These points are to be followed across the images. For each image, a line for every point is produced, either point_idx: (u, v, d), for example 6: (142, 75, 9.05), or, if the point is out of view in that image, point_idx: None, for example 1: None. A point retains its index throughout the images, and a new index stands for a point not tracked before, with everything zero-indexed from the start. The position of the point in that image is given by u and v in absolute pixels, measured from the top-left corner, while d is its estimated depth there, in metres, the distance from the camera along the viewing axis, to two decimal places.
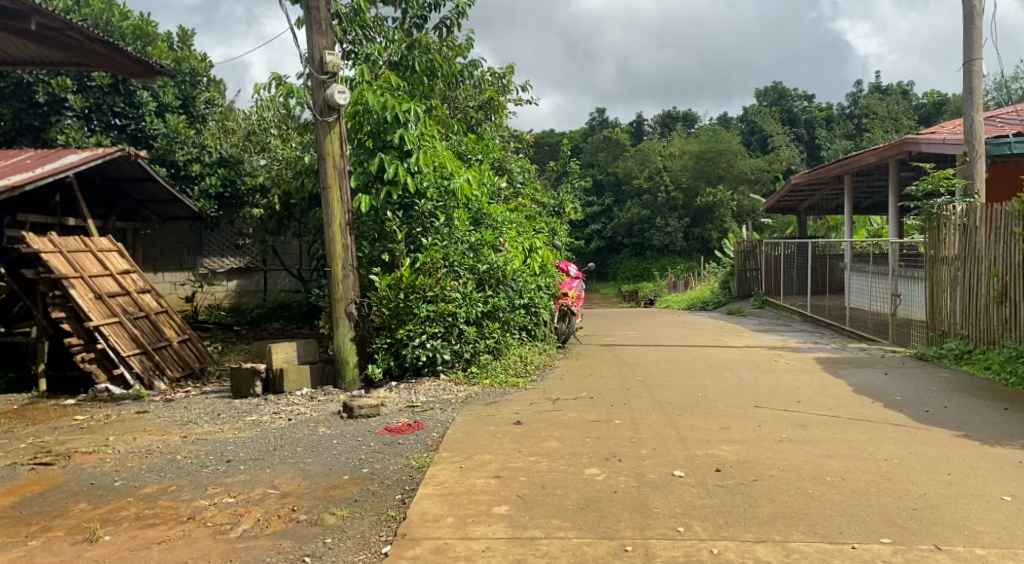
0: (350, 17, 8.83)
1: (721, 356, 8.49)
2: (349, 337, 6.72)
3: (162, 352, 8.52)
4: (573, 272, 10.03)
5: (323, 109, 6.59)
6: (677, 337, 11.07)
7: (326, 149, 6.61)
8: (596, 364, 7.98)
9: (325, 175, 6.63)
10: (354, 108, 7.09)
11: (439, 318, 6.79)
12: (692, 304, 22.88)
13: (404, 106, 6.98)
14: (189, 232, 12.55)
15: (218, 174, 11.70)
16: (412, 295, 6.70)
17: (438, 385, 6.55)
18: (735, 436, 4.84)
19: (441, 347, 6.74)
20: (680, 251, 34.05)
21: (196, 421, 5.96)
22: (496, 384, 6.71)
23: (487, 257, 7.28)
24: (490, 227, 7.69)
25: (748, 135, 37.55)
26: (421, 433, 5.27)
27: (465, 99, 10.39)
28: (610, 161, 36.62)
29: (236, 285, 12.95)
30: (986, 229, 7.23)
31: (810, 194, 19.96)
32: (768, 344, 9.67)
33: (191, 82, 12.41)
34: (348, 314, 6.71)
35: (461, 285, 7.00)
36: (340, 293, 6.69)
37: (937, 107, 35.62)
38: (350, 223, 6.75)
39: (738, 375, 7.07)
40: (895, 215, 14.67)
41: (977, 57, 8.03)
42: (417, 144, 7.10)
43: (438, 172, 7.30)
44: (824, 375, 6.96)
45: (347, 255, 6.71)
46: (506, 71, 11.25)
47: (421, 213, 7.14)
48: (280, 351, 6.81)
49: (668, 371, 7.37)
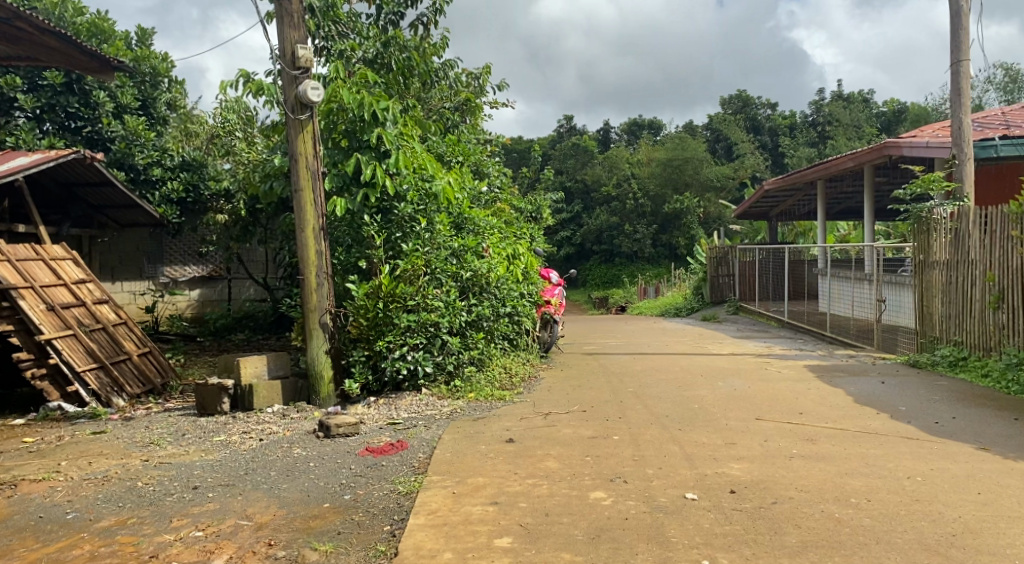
0: (323, 11, 8.34)
1: (709, 365, 8.24)
2: (324, 349, 6.30)
3: (120, 367, 7.99)
4: (555, 278, 9.69)
5: (296, 106, 6.19)
6: (659, 345, 10.80)
7: (298, 149, 6.21)
8: (583, 375, 7.68)
9: (297, 177, 6.23)
10: (328, 106, 6.67)
11: (421, 328, 6.42)
12: (664, 310, 22.73)
13: (382, 104, 6.57)
14: (149, 239, 11.96)
15: (181, 178, 11.17)
16: (392, 304, 6.31)
17: (420, 401, 6.21)
18: (743, 453, 4.55)
19: (423, 359, 6.39)
20: (649, 258, 34.05)
21: (158, 442, 5.49)
22: (481, 398, 6.41)
23: (471, 263, 6.96)
24: (471, 231, 7.40)
25: (714, 142, 37.73)
26: (405, 454, 4.88)
27: (441, 100, 10.08)
28: (579, 168, 36.47)
29: (199, 295, 12.29)
30: (980, 233, 7.08)
31: (781, 201, 19.98)
32: (753, 352, 9.46)
33: (152, 82, 11.82)
34: (322, 325, 6.30)
35: (443, 293, 6.63)
36: (314, 304, 6.27)
37: (897, 115, 36.23)
38: (324, 228, 6.34)
39: (732, 385, 6.79)
40: (871, 222, 14.62)
41: (965, 57, 7.88)
42: (395, 144, 6.70)
43: (418, 174, 6.95)
44: (820, 384, 6.73)
45: (320, 261, 6.30)
46: (482, 72, 10.93)
47: (402, 217, 6.76)
48: (250, 364, 6.32)
49: (659, 382, 7.08)
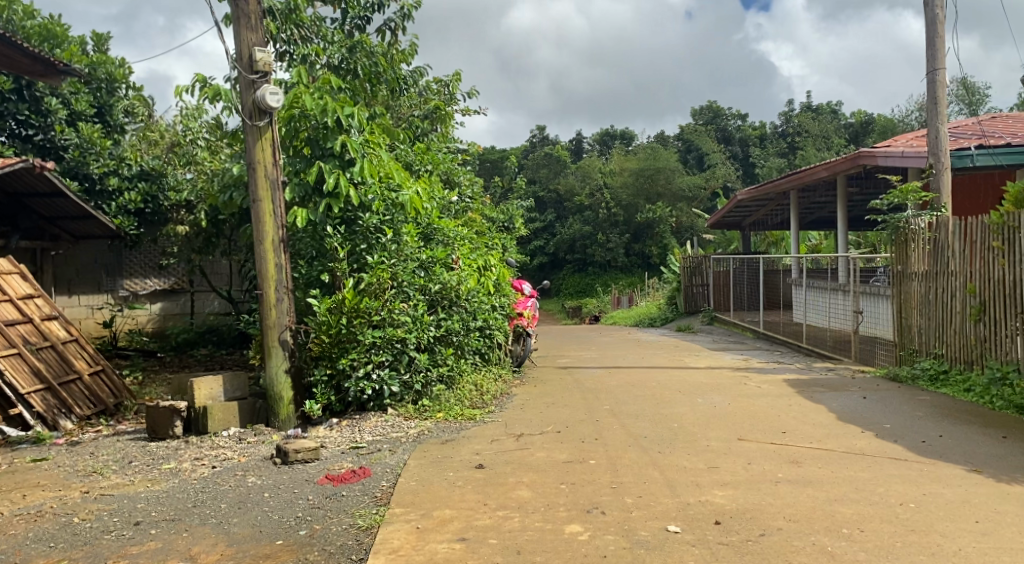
0: (284, 14, 8.00)
1: (686, 379, 8.03)
2: (283, 369, 5.95)
3: (69, 387, 7.57)
4: (528, 290, 9.44)
5: (253, 111, 5.87)
6: (635, 357, 10.57)
7: (256, 157, 5.88)
8: (557, 391, 7.42)
9: (254, 187, 5.89)
10: (289, 112, 6.34)
11: (388, 345, 6.11)
12: (639, 320, 22.56)
13: (346, 110, 6.26)
14: (108, 251, 11.47)
15: (138, 188, 10.68)
16: (356, 320, 6.00)
17: (386, 422, 5.91)
18: (726, 478, 4.31)
19: (389, 378, 6.07)
20: (622, 268, 33.98)
21: (102, 471, 5.10)
22: (451, 418, 6.12)
23: (440, 276, 6.67)
24: (440, 242, 7.12)
25: (685, 152, 37.82)
26: (368, 482, 4.56)
27: (410, 108, 9.81)
28: (552, 178, 36.28)
29: (160, 308, 11.82)
30: (960, 244, 6.96)
31: (753, 211, 19.98)
32: (730, 365, 9.28)
33: (108, 89, 11.37)
34: (282, 343, 5.95)
35: (410, 307, 6.33)
36: (273, 320, 5.93)
37: (865, 126, 36.66)
38: (283, 241, 6.01)
39: (711, 402, 6.57)
40: (844, 231, 14.59)
41: (941, 66, 7.79)
42: (361, 152, 6.36)
43: (384, 183, 6.64)
44: (800, 400, 6.54)
45: (280, 275, 5.96)
46: (452, 79, 10.68)
47: (366, 228, 6.45)
48: (204, 386, 5.95)
49: (635, 399, 6.83)
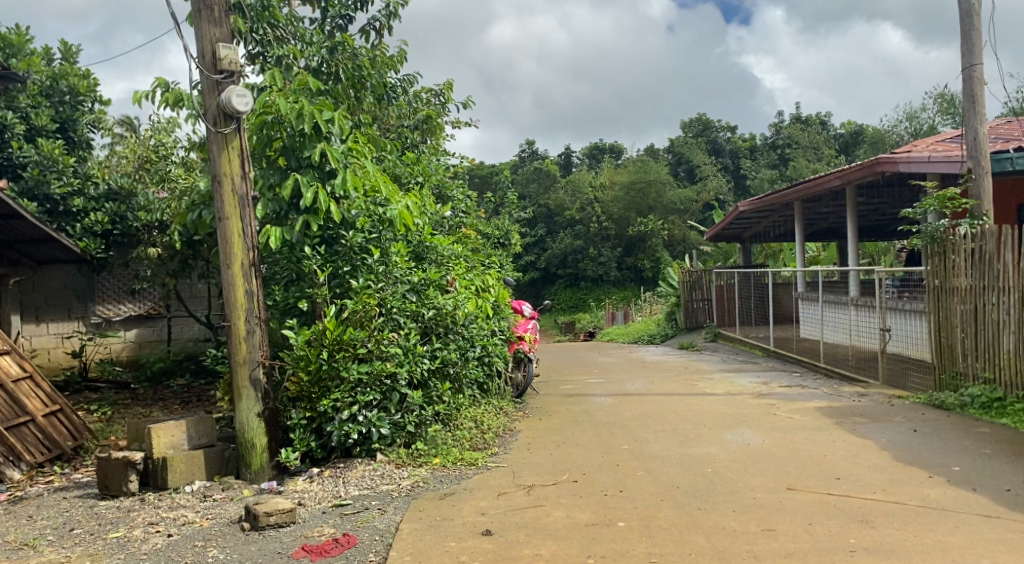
0: (257, 10, 7.30)
1: (707, 408, 7.31)
2: (255, 413, 5.16)
3: (21, 430, 6.74)
4: (528, 311, 8.68)
5: (218, 117, 5.12)
6: (644, 382, 9.83)
7: (221, 169, 5.13)
8: (567, 426, 6.68)
9: (220, 203, 5.13)
10: (260, 117, 5.52)
11: (376, 382, 5.32)
12: (637, 337, 21.79)
13: (326, 114, 5.47)
14: (77, 275, 10.58)
15: (105, 208, 9.96)
16: (340, 354, 5.22)
17: (374, 472, 5.12)
18: (788, 545, 3.57)
19: (377, 420, 5.29)
20: (613, 281, 33.40)
21: (39, 542, 4.29)
22: (448, 465, 5.34)
23: (434, 300, 5.93)
24: (433, 262, 6.45)
25: (676, 165, 37.23)
26: (353, 557, 3.78)
27: (399, 118, 9.09)
28: (542, 193, 35.60)
29: (135, 335, 10.95)
30: (1012, 255, 6.33)
31: (755, 223, 19.35)
32: (749, 389, 8.58)
33: (71, 102, 10.38)
34: (254, 382, 5.16)
35: (401, 337, 5.57)
36: (243, 356, 5.14)
37: (855, 136, 36.35)
38: (255, 264, 5.24)
39: (744, 439, 5.82)
40: (855, 242, 13.95)
41: (978, 61, 7.13)
42: (343, 162, 5.59)
43: (370, 198, 5.90)
44: (843, 434, 5.82)
45: (251, 303, 5.19)
46: (443, 87, 9.96)
47: (350, 247, 5.71)
48: (164, 433, 5.13)
49: (657, 435, 6.11)
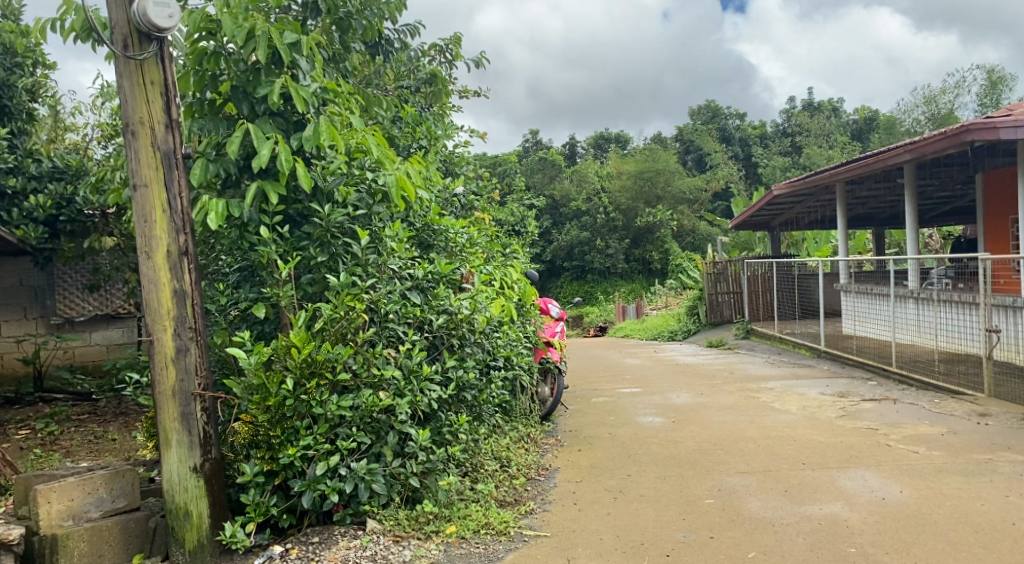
0: None
1: (792, 435, 5.71)
2: (190, 468, 3.58)
3: None
4: (555, 311, 7.04)
5: (129, 39, 3.53)
6: (691, 393, 8.22)
7: (133, 113, 3.54)
8: (620, 465, 5.10)
9: (136, 163, 3.54)
10: (196, 46, 3.92)
11: (365, 420, 3.76)
12: (655, 334, 20.07)
13: (292, 36, 3.87)
14: (33, 269, 8.79)
15: (49, 190, 8.24)
16: (311, 382, 3.64)
17: (362, 553, 3.54)
18: None
19: (367, 474, 3.70)
20: (621, 274, 31.79)
21: None
22: (468, 537, 3.77)
23: (445, 301, 4.33)
24: (443, 254, 4.95)
25: (684, 154, 35.56)
26: None
27: (396, 78, 7.47)
28: (546, 183, 33.54)
29: (100, 338, 9.26)
30: None
31: (786, 209, 17.69)
32: (830, 404, 7.00)
33: (7, 64, 8.51)
34: (186, 423, 3.58)
35: (400, 353, 4.00)
36: (171, 387, 3.56)
37: (869, 122, 34.72)
38: (189, 253, 3.64)
39: (872, 488, 4.25)
40: (913, 226, 12.31)
41: None
42: (317, 109, 3.98)
43: (356, 162, 4.32)
44: (1009, 479, 4.26)
45: (182, 309, 3.59)
46: (452, 41, 8.31)
47: (326, 228, 4.04)
48: (57, 498, 3.55)
49: (747, 481, 4.53)
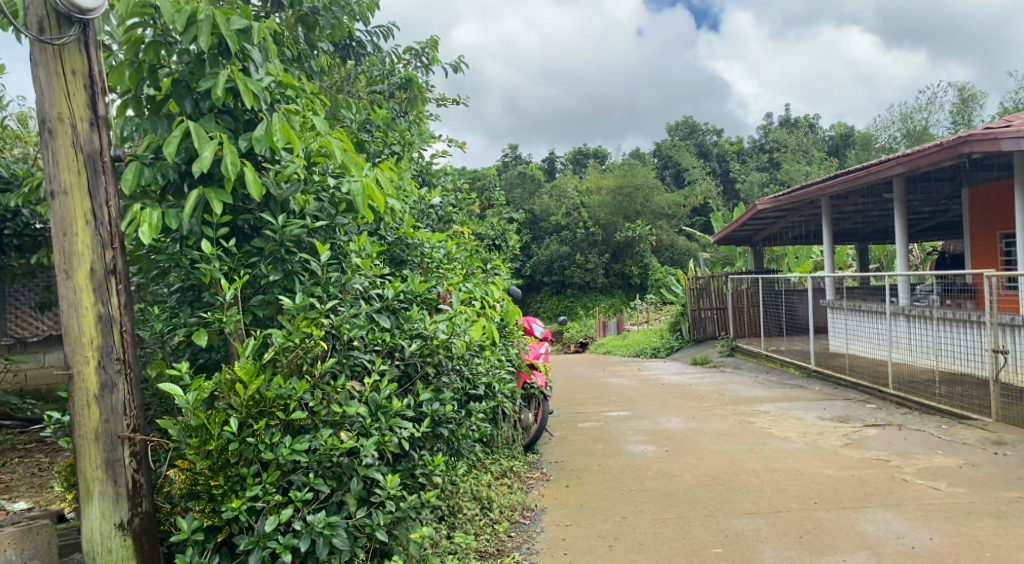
0: None
1: (797, 468, 5.26)
2: (115, 524, 3.05)
3: None
4: (540, 331, 6.57)
5: (46, 22, 3.02)
6: (683, 417, 7.74)
7: (49, 108, 3.02)
8: (613, 505, 4.60)
9: (53, 167, 3.02)
10: (131, 33, 3.42)
11: (324, 464, 3.25)
12: (637, 351, 19.57)
13: (240, 22, 3.38)
14: None
15: None
16: (260, 422, 3.12)
17: None
18: None
19: (326, 527, 3.17)
20: (600, 289, 31.30)
21: None
22: None
23: (420, 324, 3.83)
24: (417, 270, 4.45)
25: (662, 169, 35.36)
26: None
27: (368, 81, 6.96)
28: (525, 198, 33.03)
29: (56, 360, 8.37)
30: None
31: (769, 224, 17.39)
32: (832, 431, 6.57)
33: None
34: (112, 471, 3.05)
35: (366, 384, 3.48)
36: (94, 429, 3.03)
37: (845, 139, 34.81)
38: (118, 270, 3.12)
39: (896, 533, 3.81)
40: (903, 241, 12.03)
41: None
42: (270, 105, 3.49)
43: (317, 168, 3.83)
44: None
45: (107, 336, 3.06)
46: (428, 44, 7.84)
47: (281, 242, 3.53)
48: None
49: (757, 525, 4.06)
